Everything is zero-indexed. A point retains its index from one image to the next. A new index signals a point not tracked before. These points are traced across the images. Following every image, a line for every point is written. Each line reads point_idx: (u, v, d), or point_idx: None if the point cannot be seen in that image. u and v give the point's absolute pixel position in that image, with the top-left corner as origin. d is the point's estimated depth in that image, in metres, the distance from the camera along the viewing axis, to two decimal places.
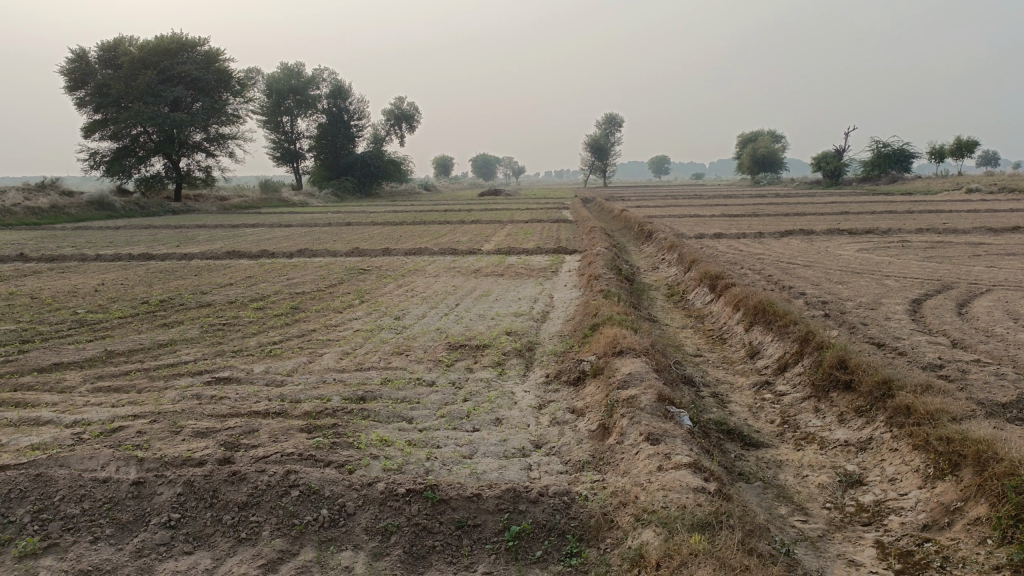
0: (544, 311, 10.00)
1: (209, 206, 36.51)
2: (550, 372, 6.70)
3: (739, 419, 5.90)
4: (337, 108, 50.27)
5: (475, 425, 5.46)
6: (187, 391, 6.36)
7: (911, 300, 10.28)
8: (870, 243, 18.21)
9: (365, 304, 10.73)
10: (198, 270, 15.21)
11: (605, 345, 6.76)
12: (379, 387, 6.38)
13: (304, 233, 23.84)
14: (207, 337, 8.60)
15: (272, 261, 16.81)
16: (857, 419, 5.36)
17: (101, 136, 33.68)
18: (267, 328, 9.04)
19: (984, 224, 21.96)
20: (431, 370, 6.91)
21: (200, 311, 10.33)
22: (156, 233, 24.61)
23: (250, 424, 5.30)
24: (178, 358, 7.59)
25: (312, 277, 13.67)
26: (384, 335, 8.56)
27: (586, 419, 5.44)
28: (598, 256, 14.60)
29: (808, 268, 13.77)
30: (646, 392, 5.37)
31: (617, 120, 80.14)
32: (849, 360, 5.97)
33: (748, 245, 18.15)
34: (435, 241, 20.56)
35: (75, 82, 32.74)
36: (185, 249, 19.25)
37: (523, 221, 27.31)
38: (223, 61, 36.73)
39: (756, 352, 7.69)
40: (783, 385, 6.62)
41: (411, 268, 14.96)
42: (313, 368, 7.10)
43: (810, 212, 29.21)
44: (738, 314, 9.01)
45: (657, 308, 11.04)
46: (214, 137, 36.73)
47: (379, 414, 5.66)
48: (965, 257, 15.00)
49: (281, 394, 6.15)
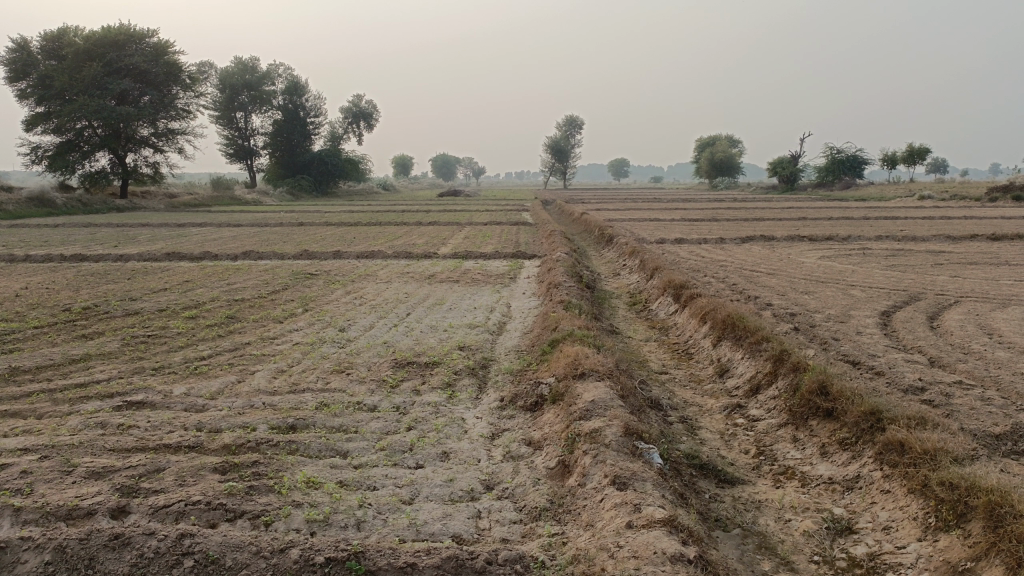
0: (500, 322, 9.39)
1: (157, 203, 35.11)
2: (505, 396, 6.08)
3: (711, 450, 5.36)
4: (293, 105, 48.96)
5: (417, 461, 4.81)
6: (91, 418, 5.59)
7: (880, 313, 9.89)
8: (832, 250, 17.98)
9: (308, 313, 10.00)
10: (133, 274, 14.24)
11: (565, 366, 6.16)
12: (312, 413, 5.68)
13: (253, 234, 22.86)
14: (126, 352, 7.78)
15: (215, 264, 15.87)
16: (842, 453, 4.85)
17: (43, 130, 32.16)
18: (196, 342, 8.25)
19: (941, 231, 21.96)
20: (373, 393, 6.24)
21: (127, 320, 9.49)
22: (96, 232, 23.39)
23: (156, 462, 4.59)
24: (90, 377, 6.79)
25: (255, 282, 12.84)
26: (324, 349, 7.84)
27: (544, 453, 4.84)
28: (559, 262, 14.06)
29: (771, 276, 13.40)
30: (611, 424, 4.77)
31: (578, 122, 80.21)
32: (831, 385, 5.46)
33: (710, 252, 17.78)
34: (390, 243, 19.84)
35: (17, 72, 31.21)
36: (124, 250, 18.16)
37: (482, 223, 26.68)
38: (173, 54, 35.32)
39: (726, 370, 7.18)
40: (756, 409, 6.09)
41: (362, 273, 14.22)
42: (241, 389, 6.37)
43: (769, 218, 29.13)
44: (705, 327, 8.50)
45: (619, 318, 10.53)
46: (162, 133, 35.30)
47: (310, 448, 4.97)
48: (927, 267, 14.79)
49: (199, 423, 5.43)
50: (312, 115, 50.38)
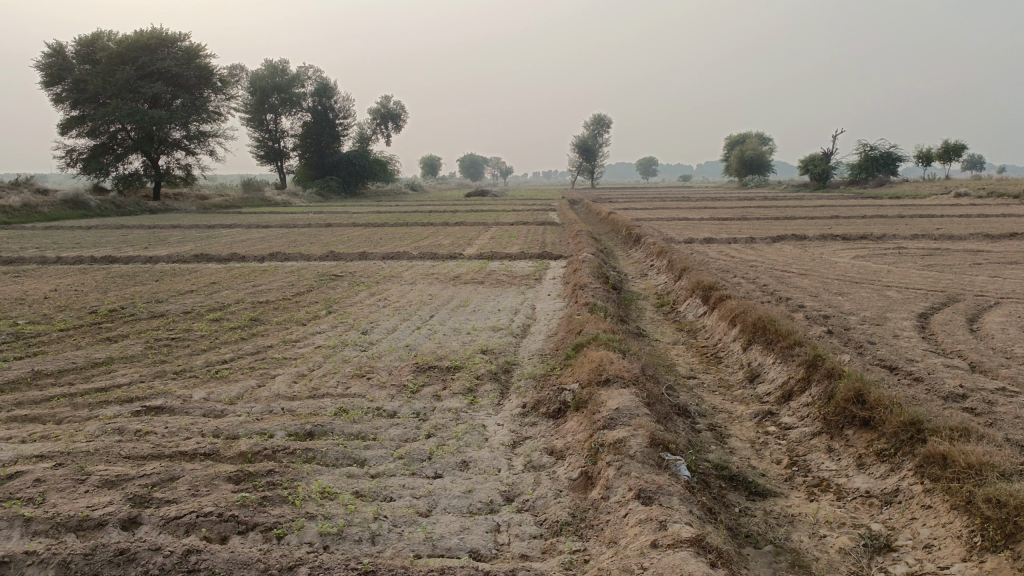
0: (525, 325, 9.24)
1: (188, 205, 35.45)
2: (527, 402, 5.92)
3: (742, 460, 5.15)
4: (322, 106, 49.29)
5: (436, 470, 4.68)
6: (110, 424, 5.54)
7: (917, 315, 9.57)
8: (865, 250, 17.57)
9: (332, 316, 9.93)
10: (160, 275, 14.31)
11: (589, 371, 5.98)
12: (330, 419, 5.58)
13: (281, 235, 22.94)
14: (149, 355, 7.75)
15: (241, 265, 15.90)
16: (880, 466, 4.63)
17: (78, 134, 32.61)
18: (218, 344, 8.20)
19: (980, 230, 21.35)
20: (394, 398, 6.12)
21: (151, 323, 9.48)
22: (127, 234, 23.60)
23: (170, 471, 4.52)
24: (111, 381, 6.75)
25: (280, 284, 12.82)
26: (346, 353, 7.75)
27: (566, 463, 4.68)
28: (585, 263, 13.86)
29: (803, 277, 13.09)
30: (636, 434, 4.59)
31: (606, 120, 79.80)
32: (868, 393, 5.22)
33: (740, 251, 17.46)
34: (416, 244, 19.77)
35: (52, 77, 31.72)
36: (154, 252, 18.31)
37: (508, 224, 26.54)
38: (204, 57, 35.68)
39: (756, 376, 6.95)
40: (788, 417, 5.87)
41: (387, 274, 14.16)
42: (260, 394, 6.28)
43: (800, 216, 28.61)
44: (735, 330, 8.26)
45: (646, 320, 10.33)
46: (194, 135, 35.60)
47: (327, 456, 4.86)
48: (966, 266, 14.35)
49: (216, 429, 5.35)
50: (340, 117, 50.68)
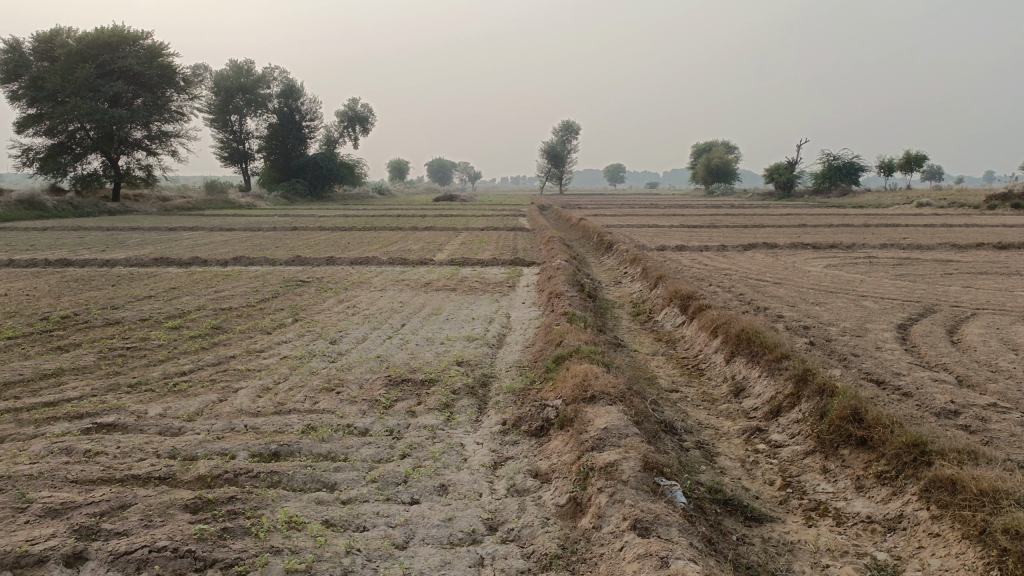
0: (500, 334, 8.94)
1: (149, 206, 34.55)
2: (507, 419, 5.62)
3: (734, 482, 4.90)
4: (288, 108, 48.47)
5: (413, 495, 4.35)
6: (56, 443, 5.10)
7: (897, 326, 9.45)
8: (837, 259, 17.59)
9: (299, 324, 9.52)
10: (118, 280, 13.73)
11: (573, 387, 5.70)
12: (298, 437, 5.21)
13: (245, 238, 22.37)
14: (102, 366, 7.28)
15: (204, 269, 15.38)
16: (880, 489, 4.41)
17: (35, 132, 31.57)
18: (177, 355, 7.76)
19: (947, 240, 21.53)
20: (365, 414, 5.77)
21: (106, 331, 9.00)
22: (85, 235, 22.84)
23: (121, 497, 4.13)
24: (61, 395, 6.29)
25: (244, 290, 12.37)
26: (314, 364, 7.36)
27: (552, 488, 4.39)
28: (559, 270, 13.62)
29: (779, 286, 12.97)
30: (628, 457, 4.31)
31: (575, 126, 79.99)
32: (865, 412, 5.01)
33: (713, 259, 17.36)
34: (384, 249, 19.36)
35: (8, 74, 30.75)
36: (112, 255, 17.66)
37: (478, 229, 26.27)
38: (167, 56, 34.76)
39: (741, 390, 6.73)
40: (778, 434, 5.64)
41: (356, 280, 13.76)
42: (222, 410, 5.88)
43: (769, 225, 28.74)
44: (717, 341, 8.04)
45: (623, 330, 10.10)
46: (156, 135, 34.78)
47: (293, 480, 4.50)
48: (938, 276, 14.37)
49: (172, 449, 4.97)
50: (307, 119, 49.90)
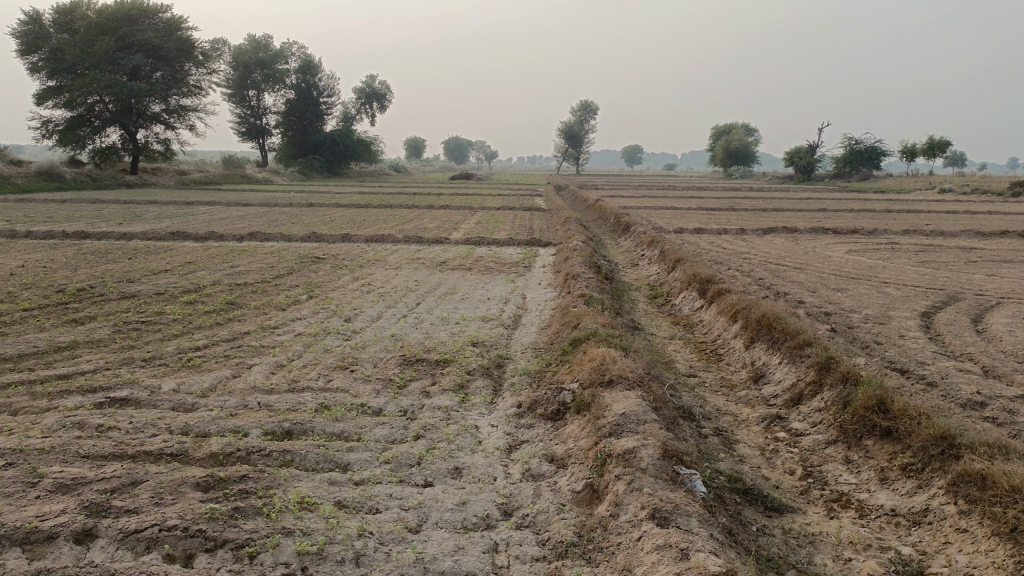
0: (516, 315, 8.84)
1: (167, 180, 34.59)
2: (523, 402, 5.54)
3: (754, 470, 4.79)
4: (306, 83, 48.28)
5: (426, 478, 4.28)
6: (69, 417, 5.07)
7: (920, 314, 9.26)
8: (858, 244, 17.31)
9: (313, 301, 9.46)
10: (134, 253, 13.72)
11: (590, 371, 5.60)
12: (311, 416, 5.16)
13: (262, 214, 22.35)
14: (116, 340, 7.26)
15: (219, 244, 15.37)
16: (905, 482, 4.30)
17: (54, 104, 31.56)
18: (192, 330, 7.72)
19: (971, 227, 21.14)
20: (379, 394, 5.70)
21: (121, 304, 8.97)
22: (102, 208, 22.88)
23: (132, 474, 4.09)
24: (75, 368, 6.26)
25: (259, 265, 12.32)
26: (328, 342, 7.29)
27: (568, 474, 4.30)
28: (576, 251, 13.47)
29: (799, 271, 12.77)
30: (647, 445, 4.21)
31: (593, 107, 79.39)
32: (891, 402, 4.88)
33: (731, 243, 17.14)
34: (400, 227, 19.27)
35: (28, 45, 30.77)
36: (129, 228, 17.67)
37: (494, 208, 26.10)
38: (186, 29, 34.59)
39: (761, 376, 6.61)
40: (799, 422, 5.53)
41: (371, 257, 13.69)
42: (235, 387, 5.84)
43: (788, 208, 28.39)
44: (736, 326, 7.91)
45: (640, 313, 9.98)
46: (174, 109, 34.77)
47: (306, 459, 4.45)
48: (961, 264, 14.10)
49: (185, 425, 4.92)
50: (325, 95, 49.72)
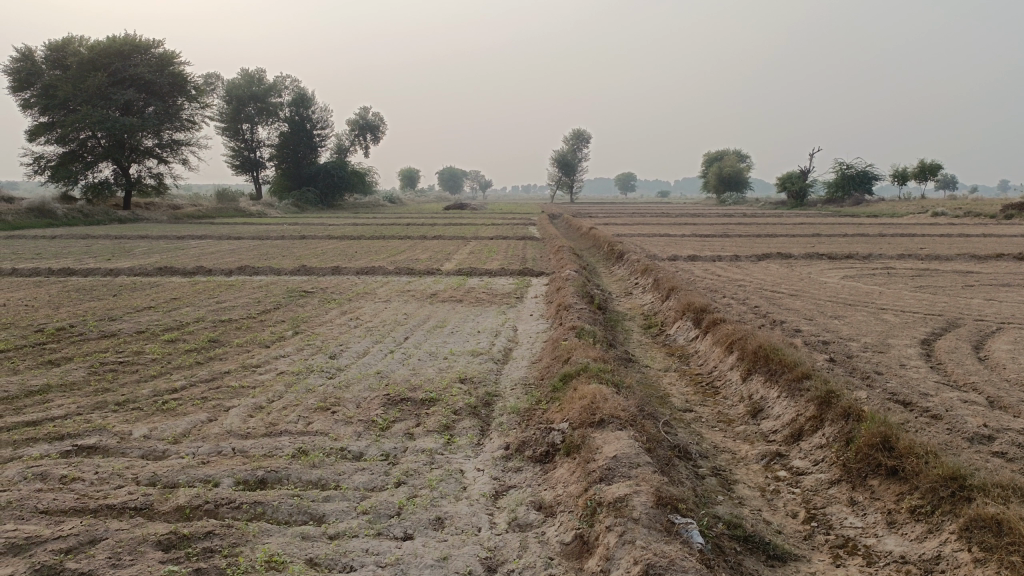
0: (506, 349, 8.61)
1: (159, 215, 34.45)
2: (511, 443, 5.29)
3: (754, 514, 4.54)
4: (299, 116, 48.40)
5: (406, 530, 4.01)
6: (31, 467, 4.79)
7: (920, 342, 9.06)
8: (853, 269, 17.17)
9: (299, 337, 9.21)
10: (119, 290, 13.48)
11: (580, 410, 5.36)
12: (287, 463, 4.89)
13: (252, 247, 22.14)
14: (91, 382, 6.99)
15: (207, 279, 15.14)
16: (914, 526, 4.05)
17: (46, 140, 31.43)
18: (171, 370, 7.47)
19: (966, 250, 21.02)
20: (360, 437, 5.44)
21: (100, 344, 8.72)
22: (92, 244, 22.67)
23: (91, 531, 3.83)
24: (44, 413, 5.99)
25: (245, 301, 12.08)
26: (310, 381, 7.04)
27: (557, 523, 4.05)
28: (568, 281, 13.28)
29: (795, 298, 12.58)
30: (639, 491, 3.97)
31: (585, 135, 79.84)
32: (896, 439, 4.64)
33: (725, 270, 16.99)
34: (391, 259, 19.06)
35: (21, 82, 30.73)
36: (116, 264, 17.45)
37: (487, 238, 26.00)
38: (178, 64, 34.71)
39: (759, 411, 6.37)
40: (800, 460, 5.29)
41: (360, 291, 13.46)
42: (210, 431, 5.58)
43: (781, 234, 28.31)
44: (733, 358, 7.68)
45: (634, 344, 9.76)
46: (166, 143, 34.73)
47: (278, 512, 4.19)
48: (959, 288, 13.93)
49: (153, 475, 4.66)
50: (318, 127, 49.82)
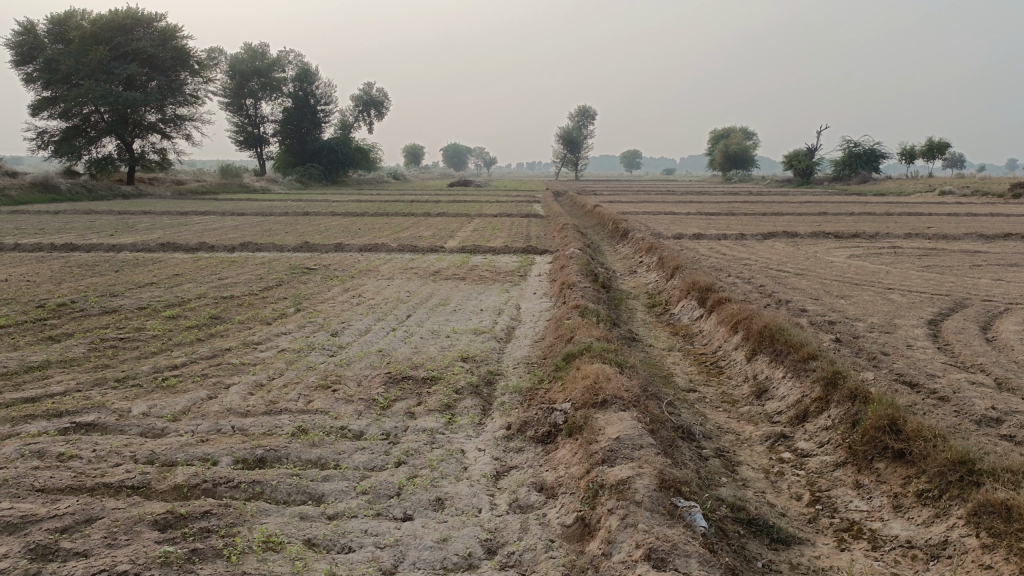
0: (509, 327, 8.55)
1: (163, 190, 34.34)
2: (512, 423, 5.24)
3: (758, 497, 4.49)
4: (303, 92, 48.05)
5: (405, 511, 3.96)
6: (29, 445, 4.75)
7: (928, 322, 8.96)
8: (860, 248, 17.05)
9: (300, 314, 9.16)
10: (121, 266, 13.43)
11: (583, 390, 5.30)
12: (286, 441, 4.85)
13: (256, 224, 22.07)
14: (91, 359, 6.95)
15: (209, 256, 15.08)
16: (922, 510, 3.99)
17: (49, 115, 31.30)
18: (171, 347, 7.42)
19: (974, 229, 20.84)
20: (361, 416, 5.39)
21: (101, 320, 8.67)
22: (95, 219, 22.63)
23: (87, 510, 3.79)
24: (43, 390, 5.95)
25: (248, 277, 12.02)
26: (311, 359, 6.99)
27: (559, 506, 3.99)
28: (572, 259, 13.19)
29: (801, 278, 12.48)
30: (642, 474, 3.90)
31: (591, 113, 79.31)
32: (903, 422, 4.57)
33: (731, 248, 16.87)
34: (395, 235, 18.98)
35: (23, 56, 30.53)
36: (119, 239, 17.39)
37: (492, 215, 25.87)
38: (181, 38, 34.40)
39: (763, 391, 6.31)
40: (805, 441, 5.23)
41: (363, 268, 13.40)
42: (210, 409, 5.53)
43: (787, 212, 28.13)
44: (737, 338, 7.60)
45: (638, 323, 9.69)
46: (169, 118, 34.53)
47: (277, 491, 4.14)
48: (966, 268, 13.81)
49: (151, 453, 4.62)
50: (322, 103, 49.50)
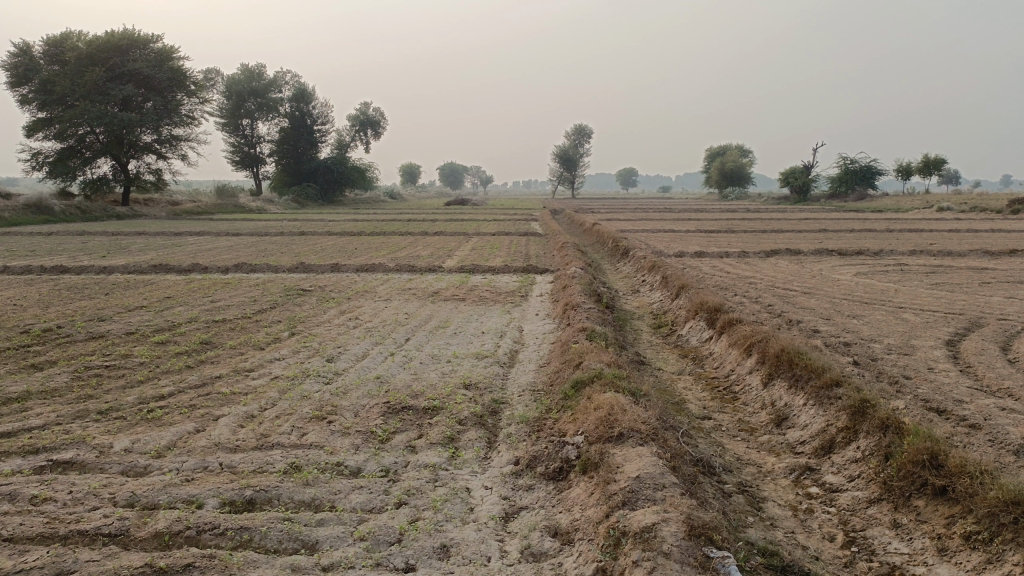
0: (513, 351, 8.22)
1: (158, 210, 34.02)
2: (521, 458, 4.90)
3: (789, 538, 4.14)
4: (299, 112, 47.92)
5: (407, 560, 3.61)
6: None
7: (946, 343, 8.64)
8: (865, 266, 16.77)
9: (295, 339, 8.82)
10: (112, 288, 13.08)
11: (596, 422, 4.97)
12: (277, 480, 4.50)
13: (251, 244, 21.73)
14: (73, 389, 6.59)
15: (203, 277, 14.73)
16: (972, 554, 3.65)
17: (44, 136, 31.09)
18: (159, 375, 7.07)
19: (978, 246, 20.58)
20: (358, 450, 5.04)
21: (87, 346, 8.32)
22: (89, 240, 22.30)
23: (57, 564, 3.43)
24: (20, 423, 5.59)
25: (241, 299, 11.69)
26: (306, 387, 6.64)
27: (576, 554, 3.65)
28: (574, 278, 12.88)
29: (809, 296, 12.16)
30: (668, 520, 3.58)
31: (587, 131, 79.53)
32: (944, 456, 4.25)
33: (734, 266, 16.57)
34: (392, 255, 18.68)
35: (19, 77, 30.33)
36: (112, 261, 17.04)
37: (490, 234, 25.59)
38: (177, 59, 34.17)
39: (783, 419, 5.98)
40: (834, 475, 4.90)
41: (360, 289, 13.06)
42: (196, 444, 5.18)
43: (787, 229, 27.92)
44: (751, 361, 7.28)
45: (644, 345, 9.36)
46: (165, 139, 34.29)
47: (267, 538, 3.80)
48: (977, 286, 13.50)
49: (131, 495, 4.27)
50: (319, 123, 49.39)
